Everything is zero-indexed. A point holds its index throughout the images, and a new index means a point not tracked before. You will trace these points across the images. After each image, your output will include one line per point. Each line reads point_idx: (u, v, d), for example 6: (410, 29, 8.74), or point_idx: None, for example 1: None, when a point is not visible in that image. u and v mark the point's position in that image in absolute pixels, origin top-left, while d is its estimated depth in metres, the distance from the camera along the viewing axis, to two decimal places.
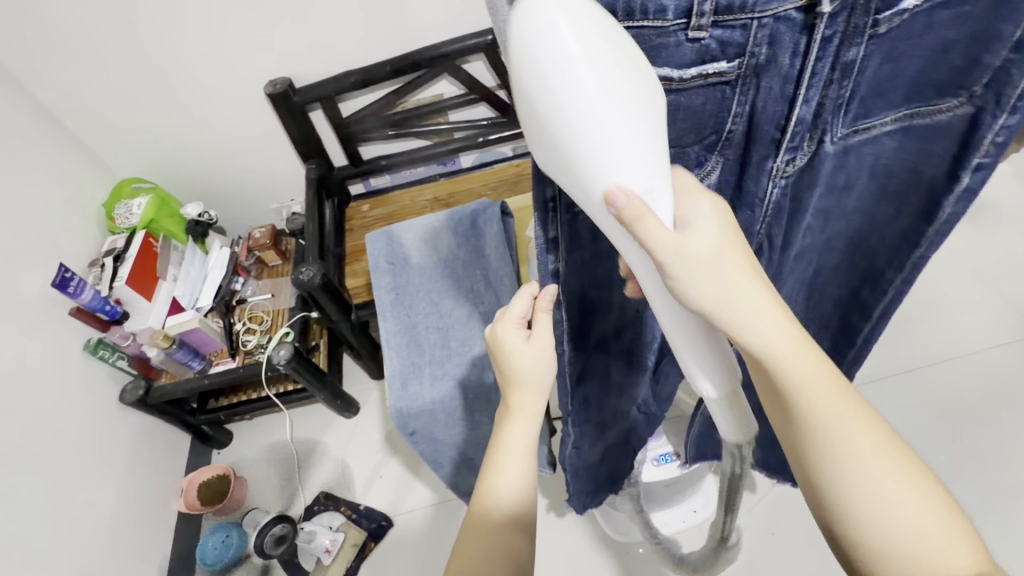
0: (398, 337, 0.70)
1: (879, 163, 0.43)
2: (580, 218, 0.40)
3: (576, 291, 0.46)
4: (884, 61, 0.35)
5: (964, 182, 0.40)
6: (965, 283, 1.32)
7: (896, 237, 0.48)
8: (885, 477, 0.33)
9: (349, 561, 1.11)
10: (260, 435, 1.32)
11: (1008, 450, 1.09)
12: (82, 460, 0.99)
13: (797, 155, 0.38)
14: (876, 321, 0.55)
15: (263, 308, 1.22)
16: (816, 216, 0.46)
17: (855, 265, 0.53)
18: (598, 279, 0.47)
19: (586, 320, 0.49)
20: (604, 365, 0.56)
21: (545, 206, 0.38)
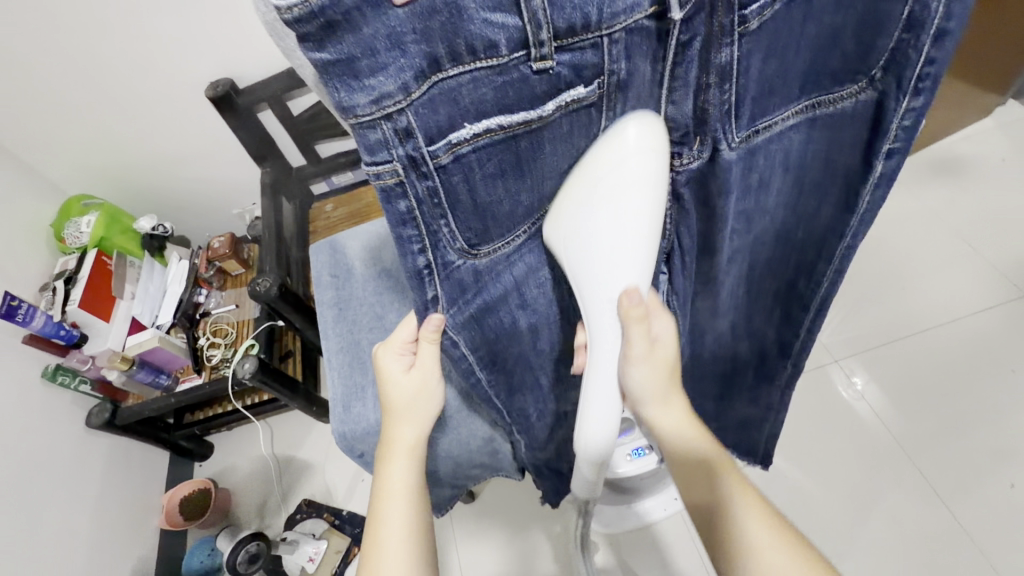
0: (340, 356, 0.67)
1: (792, 159, 0.40)
2: (465, 267, 0.36)
3: (479, 316, 0.41)
4: (766, 57, 0.32)
5: (878, 169, 0.39)
6: (948, 245, 1.28)
7: (821, 230, 0.46)
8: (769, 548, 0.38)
9: (333, 568, 1.10)
10: (239, 447, 1.31)
11: (992, 418, 1.07)
12: (49, 492, 0.97)
13: (684, 151, 0.36)
14: (816, 312, 0.53)
15: (226, 320, 1.19)
16: (738, 219, 0.42)
17: (786, 261, 0.51)
18: (497, 304, 0.42)
19: (499, 341, 0.45)
20: (534, 379, 0.53)
21: (419, 271, 0.34)
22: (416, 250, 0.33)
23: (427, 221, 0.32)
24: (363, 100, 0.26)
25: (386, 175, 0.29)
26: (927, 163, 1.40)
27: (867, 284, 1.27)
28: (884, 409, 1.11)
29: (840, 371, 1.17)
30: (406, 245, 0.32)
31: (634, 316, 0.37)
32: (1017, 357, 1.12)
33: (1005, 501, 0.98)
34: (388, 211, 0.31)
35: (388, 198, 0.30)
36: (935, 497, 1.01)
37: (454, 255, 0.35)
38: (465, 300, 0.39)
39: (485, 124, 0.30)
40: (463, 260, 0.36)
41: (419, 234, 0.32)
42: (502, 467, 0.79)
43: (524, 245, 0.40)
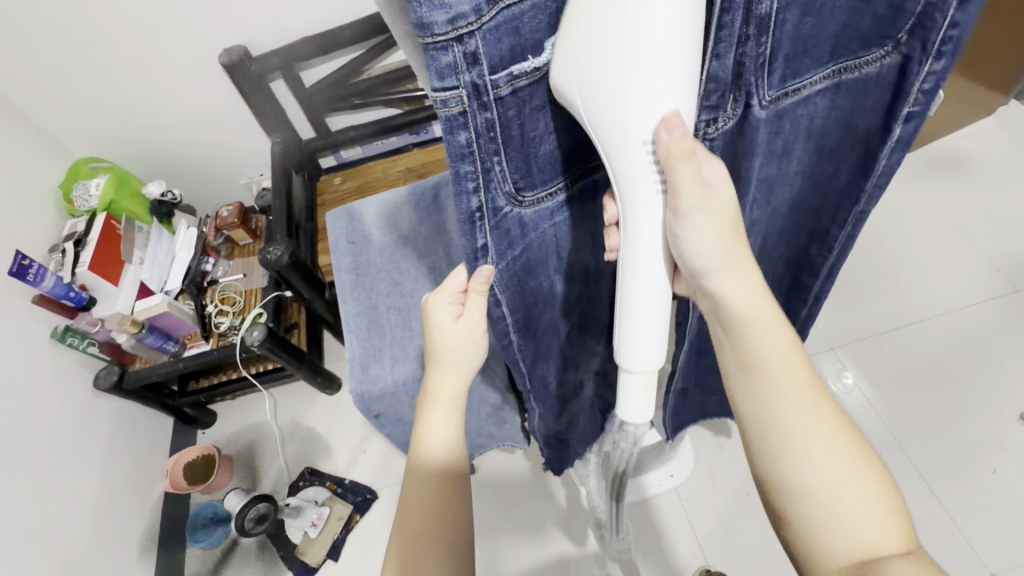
0: (359, 319, 0.68)
1: (814, 125, 0.42)
2: (510, 216, 0.38)
3: (514, 275, 0.42)
4: (803, 15, 0.34)
5: (896, 133, 0.40)
6: (946, 239, 1.31)
7: (836, 196, 0.48)
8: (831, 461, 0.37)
9: (335, 534, 1.13)
10: (243, 415, 1.32)
11: (978, 406, 1.10)
12: (58, 450, 0.99)
13: (718, 115, 0.38)
14: (824, 279, 0.54)
15: (235, 289, 1.19)
16: (760, 187, 0.46)
17: (800, 228, 0.53)
18: (536, 264, 0.44)
19: (528, 305, 0.46)
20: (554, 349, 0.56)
21: (471, 213, 0.35)
22: (470, 188, 0.34)
23: (483, 157, 0.33)
24: (442, 19, 0.27)
25: (454, 101, 0.30)
26: (929, 160, 1.42)
27: (866, 276, 1.29)
28: (876, 397, 1.15)
29: (831, 364, 1.20)
30: (462, 183, 0.33)
31: (679, 153, 0.32)
32: (1006, 349, 1.15)
33: (988, 487, 1.02)
34: (449, 143, 0.31)
35: (451, 127, 0.31)
36: (921, 483, 1.04)
37: (503, 200, 0.36)
38: (507, 258, 0.40)
39: (542, 56, 0.32)
40: (510, 207, 0.37)
41: (473, 170, 0.33)
42: (510, 436, 0.81)
43: (567, 203, 0.41)
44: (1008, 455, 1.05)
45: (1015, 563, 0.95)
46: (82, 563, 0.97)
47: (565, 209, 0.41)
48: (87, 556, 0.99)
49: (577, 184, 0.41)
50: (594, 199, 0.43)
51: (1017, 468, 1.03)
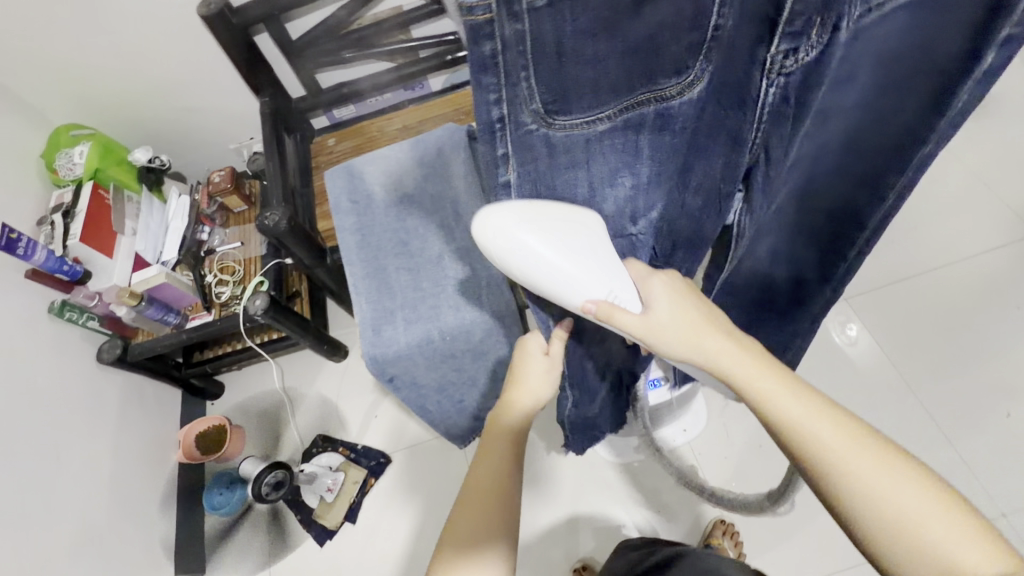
0: (367, 282, 0.65)
1: (887, 45, 0.37)
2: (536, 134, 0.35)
3: None
4: None
5: (985, 63, 0.36)
6: (963, 184, 1.27)
7: (899, 135, 0.43)
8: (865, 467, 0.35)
9: (351, 498, 1.14)
10: (250, 384, 1.32)
11: (992, 353, 1.10)
12: (66, 425, 0.98)
13: (799, 46, 0.32)
14: (871, 233, 0.51)
15: (233, 258, 1.16)
16: (818, 125, 0.40)
17: (850, 173, 0.48)
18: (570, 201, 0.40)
19: None
20: (588, 313, 0.51)
21: (491, 125, 0.35)
22: (491, 99, 0.33)
23: (507, 70, 0.32)
24: None
25: (478, 10, 0.30)
26: None
27: None
28: (887, 346, 1.14)
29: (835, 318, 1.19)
30: (484, 92, 0.33)
31: (603, 317, 0.39)
32: (1021, 295, 1.13)
33: (999, 432, 1.02)
34: (471, 53, 0.32)
35: (474, 34, 0.31)
36: (934, 429, 1.05)
37: (528, 116, 0.34)
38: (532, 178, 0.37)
39: None
40: (537, 126, 0.35)
41: (496, 82, 0.33)
42: None
43: (609, 133, 0.37)
44: (1021, 400, 1.04)
45: None
46: (101, 534, 0.98)
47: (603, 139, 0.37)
48: (106, 527, 1.00)
49: (625, 114, 0.36)
50: (637, 134, 0.38)
51: None
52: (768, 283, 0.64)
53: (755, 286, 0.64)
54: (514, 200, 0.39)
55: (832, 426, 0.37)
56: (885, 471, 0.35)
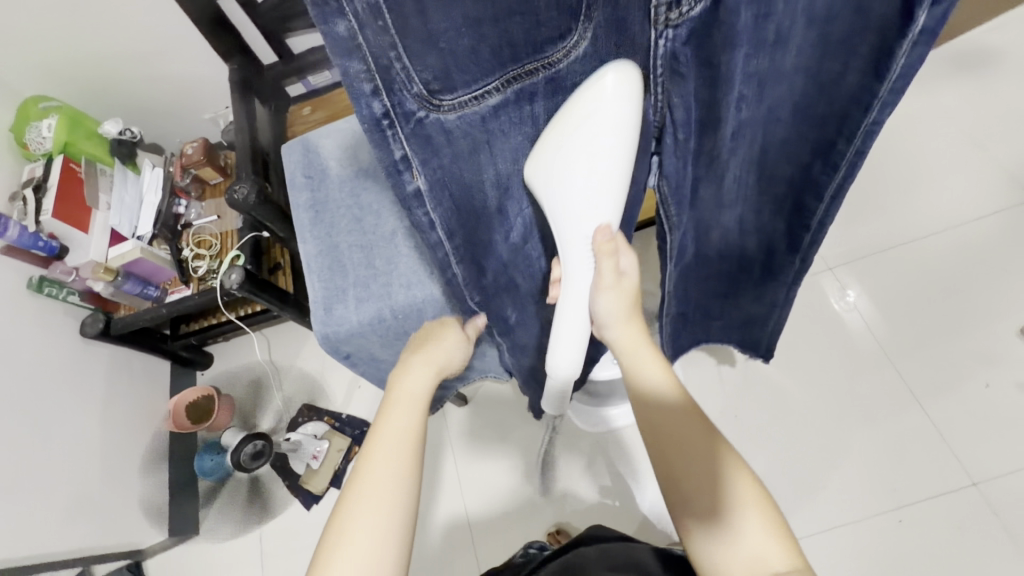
0: (319, 260, 0.65)
1: (816, 7, 0.32)
2: (429, 122, 0.33)
3: (448, 208, 0.39)
4: None
5: (919, 23, 0.30)
6: (961, 146, 1.22)
7: (842, 104, 0.38)
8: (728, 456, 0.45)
9: (336, 465, 1.18)
10: (237, 356, 1.33)
11: (976, 322, 1.08)
12: (54, 397, 1.01)
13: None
14: (830, 202, 0.46)
15: (209, 232, 1.15)
16: (745, 82, 0.40)
17: (803, 141, 0.43)
18: (472, 181, 0.40)
19: (457, 234, 0.41)
20: (510, 277, 0.52)
21: (377, 122, 0.32)
22: (368, 90, 0.30)
23: (375, 54, 0.29)
24: None
25: None
26: (950, 57, 1.30)
27: (871, 189, 1.23)
28: (870, 316, 1.13)
29: (833, 284, 1.17)
30: (356, 89, 0.30)
31: (604, 250, 0.45)
32: (1012, 261, 1.11)
33: (978, 402, 1.02)
34: (328, 36, 0.28)
35: (323, 16, 0.27)
36: (911, 400, 1.04)
37: (412, 103, 0.32)
38: (435, 170, 0.36)
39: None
40: (427, 112, 0.33)
41: (365, 68, 0.29)
42: (493, 368, 0.79)
43: (502, 106, 0.36)
44: (1002, 368, 1.03)
45: (996, 471, 0.97)
46: (94, 499, 1.03)
47: (500, 116, 0.37)
48: (98, 493, 1.04)
49: (513, 86, 0.35)
50: (531, 103, 0.38)
51: (1008, 380, 1.02)
52: (741, 253, 0.61)
53: (731, 257, 0.62)
54: (418, 201, 0.37)
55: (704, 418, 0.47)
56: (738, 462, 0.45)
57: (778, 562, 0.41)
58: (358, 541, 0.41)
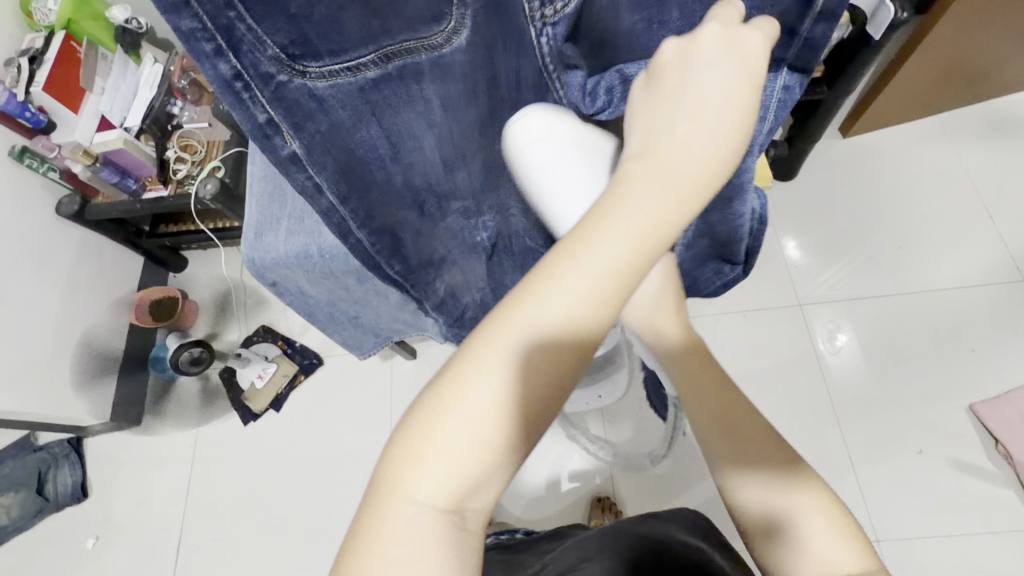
0: (262, 183, 0.65)
1: None
2: (291, 85, 0.39)
3: (337, 171, 0.44)
4: None
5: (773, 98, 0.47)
6: (968, 211, 1.18)
7: None
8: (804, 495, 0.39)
9: (279, 389, 1.22)
10: (208, 265, 1.36)
11: (930, 389, 1.07)
12: (19, 265, 1.04)
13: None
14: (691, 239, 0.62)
15: (196, 138, 1.15)
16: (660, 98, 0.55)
17: None
18: (361, 154, 0.45)
19: (354, 195, 0.47)
20: (430, 246, 0.57)
21: (228, 82, 0.36)
22: (209, 49, 0.34)
23: (211, 13, 0.33)
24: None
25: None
26: (986, 117, 1.24)
27: (865, 235, 1.20)
28: (829, 360, 1.11)
29: (825, 325, 1.14)
30: (199, 54, 0.35)
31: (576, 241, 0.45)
32: (985, 338, 1.08)
33: (907, 466, 1.02)
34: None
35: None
36: (843, 450, 1.04)
37: (268, 63, 0.37)
38: (310, 138, 0.41)
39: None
40: (289, 77, 0.38)
41: (198, 25, 0.33)
42: (426, 327, 0.83)
43: (382, 80, 0.43)
44: (942, 440, 1.03)
45: (903, 535, 0.97)
46: (42, 369, 1.07)
47: (380, 89, 0.43)
48: (47, 365, 1.08)
49: (392, 62, 0.43)
50: (418, 83, 0.45)
51: (944, 453, 1.02)
52: None
53: None
54: (296, 164, 0.42)
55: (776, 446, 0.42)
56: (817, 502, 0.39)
57: (846, 564, 0.37)
58: (412, 517, 0.29)
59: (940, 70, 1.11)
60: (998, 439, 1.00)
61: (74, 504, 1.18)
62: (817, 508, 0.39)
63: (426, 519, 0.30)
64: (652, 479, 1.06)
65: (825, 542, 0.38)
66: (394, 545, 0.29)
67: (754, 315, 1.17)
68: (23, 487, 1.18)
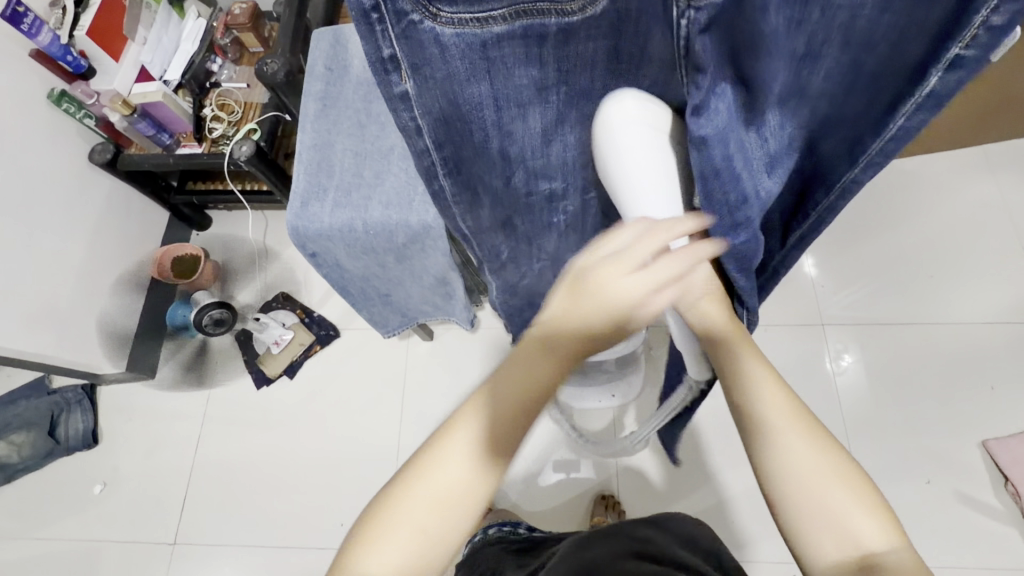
0: (311, 152, 0.64)
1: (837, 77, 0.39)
2: (421, 28, 0.36)
3: (438, 121, 0.42)
4: None
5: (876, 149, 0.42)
6: (1003, 247, 1.17)
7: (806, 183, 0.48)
8: (836, 490, 0.38)
9: (294, 356, 1.22)
10: (233, 226, 1.36)
11: (944, 421, 1.06)
12: (47, 210, 1.04)
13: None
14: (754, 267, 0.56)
15: (234, 97, 1.14)
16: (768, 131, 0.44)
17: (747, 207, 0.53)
18: (465, 110, 0.41)
19: (457, 150, 0.45)
20: (506, 210, 0.54)
21: (364, 11, 0.34)
22: None
23: None
24: None
25: None
26: None
27: (895, 260, 1.19)
28: (846, 383, 1.11)
29: (833, 344, 1.14)
30: None
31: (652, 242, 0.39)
32: (1005, 377, 1.08)
33: (914, 495, 1.02)
34: None
35: None
36: None
37: (406, 3, 0.34)
38: (424, 79, 0.39)
39: None
40: (422, 18, 0.35)
41: None
42: (453, 310, 0.83)
43: (507, 37, 0.37)
44: (951, 473, 1.03)
45: None
46: (63, 315, 1.07)
47: (501, 45, 0.38)
48: (68, 310, 1.08)
49: (520, 21, 0.36)
50: (540, 48, 0.39)
51: (952, 486, 1.02)
52: None
53: None
54: (404, 102, 0.40)
55: (811, 436, 0.40)
56: (853, 495, 0.38)
57: (874, 542, 0.37)
58: (398, 541, 0.38)
59: (993, 100, 1.08)
60: (1008, 477, 1.00)
61: (84, 449, 1.20)
62: (851, 495, 0.38)
63: (408, 543, 0.38)
64: (657, 482, 1.07)
65: (856, 521, 0.38)
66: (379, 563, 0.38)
67: (775, 330, 1.17)
68: (35, 427, 1.19)
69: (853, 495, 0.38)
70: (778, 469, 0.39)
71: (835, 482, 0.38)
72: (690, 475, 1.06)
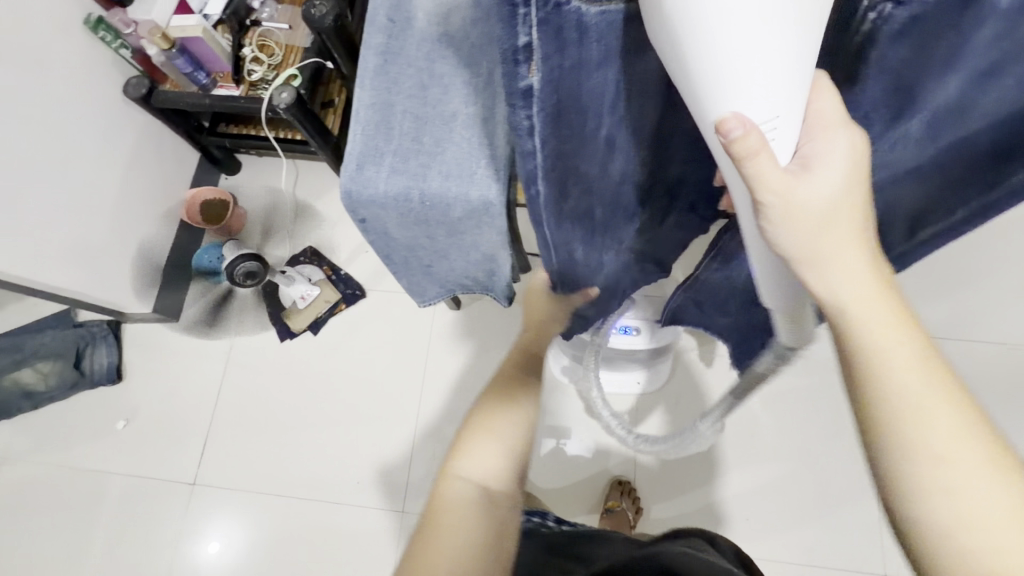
0: (369, 112, 0.60)
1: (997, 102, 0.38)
2: (568, 11, 0.30)
3: (555, 115, 0.36)
4: None
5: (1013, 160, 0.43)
6: None
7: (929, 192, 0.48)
8: (980, 489, 0.33)
9: (320, 312, 1.22)
10: (263, 175, 1.32)
11: None
12: (80, 143, 1.01)
13: None
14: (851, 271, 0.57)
15: (275, 38, 1.08)
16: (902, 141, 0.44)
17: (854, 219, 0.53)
18: (585, 99, 0.36)
19: (566, 143, 0.39)
20: (588, 206, 0.49)
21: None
22: None
23: None
24: None
25: None
26: None
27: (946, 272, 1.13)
28: None
29: None
30: None
31: (740, 150, 0.30)
32: None
33: None
34: None
35: None
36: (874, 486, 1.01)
37: None
38: (556, 67, 0.32)
39: None
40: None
41: None
42: (493, 288, 0.80)
43: None
44: None
45: None
46: (94, 252, 1.05)
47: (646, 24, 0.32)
48: (99, 247, 1.06)
49: None
50: None
51: None
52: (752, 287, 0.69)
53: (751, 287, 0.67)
54: (525, 99, 0.34)
55: (951, 417, 0.34)
56: (997, 494, 0.33)
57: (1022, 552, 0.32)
58: (496, 439, 0.56)
59: None
60: None
61: (108, 384, 1.21)
62: (997, 493, 0.33)
63: (504, 441, 0.56)
64: (679, 474, 1.06)
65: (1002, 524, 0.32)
66: (484, 455, 0.55)
67: None
68: (61, 357, 1.20)
69: (998, 494, 0.33)
70: (896, 446, 0.35)
71: (977, 481, 0.33)
72: (712, 472, 1.05)
